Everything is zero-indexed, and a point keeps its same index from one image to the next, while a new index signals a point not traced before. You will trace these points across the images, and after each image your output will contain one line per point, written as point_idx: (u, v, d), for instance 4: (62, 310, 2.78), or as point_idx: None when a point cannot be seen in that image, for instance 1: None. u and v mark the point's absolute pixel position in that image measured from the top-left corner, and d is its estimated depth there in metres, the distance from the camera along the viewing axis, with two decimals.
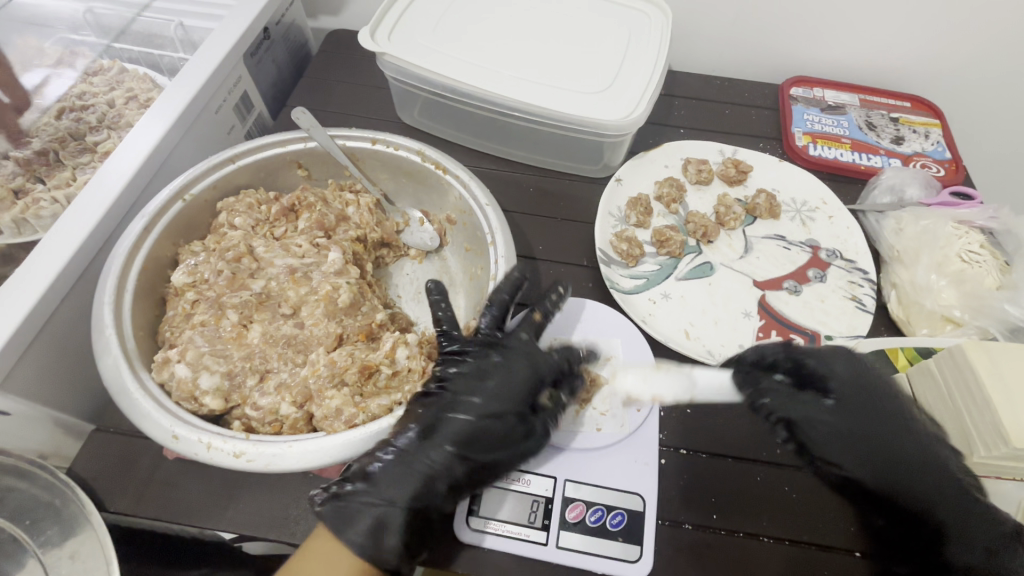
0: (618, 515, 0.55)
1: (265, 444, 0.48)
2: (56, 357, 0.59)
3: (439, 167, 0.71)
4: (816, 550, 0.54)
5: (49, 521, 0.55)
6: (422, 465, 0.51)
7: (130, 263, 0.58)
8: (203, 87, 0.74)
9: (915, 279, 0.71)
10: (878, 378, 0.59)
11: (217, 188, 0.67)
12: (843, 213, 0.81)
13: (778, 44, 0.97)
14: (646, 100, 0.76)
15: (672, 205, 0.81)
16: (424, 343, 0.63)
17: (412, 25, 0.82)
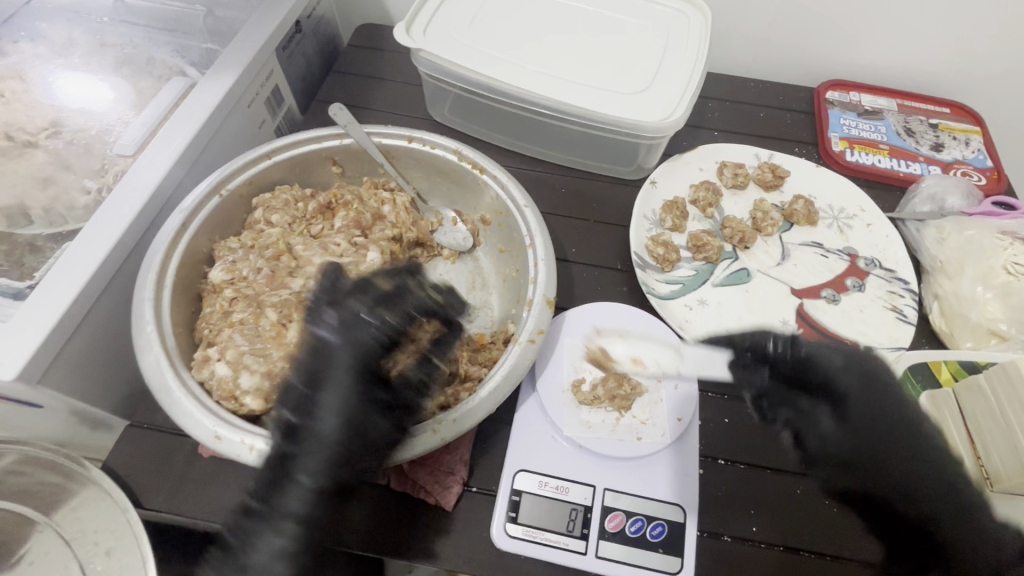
0: (658, 526, 0.54)
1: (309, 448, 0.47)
2: (91, 352, 0.58)
3: (475, 167, 0.69)
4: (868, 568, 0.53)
5: (86, 518, 0.55)
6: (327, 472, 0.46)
7: (168, 258, 0.57)
8: (237, 81, 0.73)
9: (959, 291, 0.70)
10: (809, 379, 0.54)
11: (252, 183, 0.67)
12: (882, 221, 0.80)
13: (816, 46, 0.95)
14: (686, 102, 0.75)
15: (708, 209, 0.80)
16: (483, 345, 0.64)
17: (447, 21, 0.81)
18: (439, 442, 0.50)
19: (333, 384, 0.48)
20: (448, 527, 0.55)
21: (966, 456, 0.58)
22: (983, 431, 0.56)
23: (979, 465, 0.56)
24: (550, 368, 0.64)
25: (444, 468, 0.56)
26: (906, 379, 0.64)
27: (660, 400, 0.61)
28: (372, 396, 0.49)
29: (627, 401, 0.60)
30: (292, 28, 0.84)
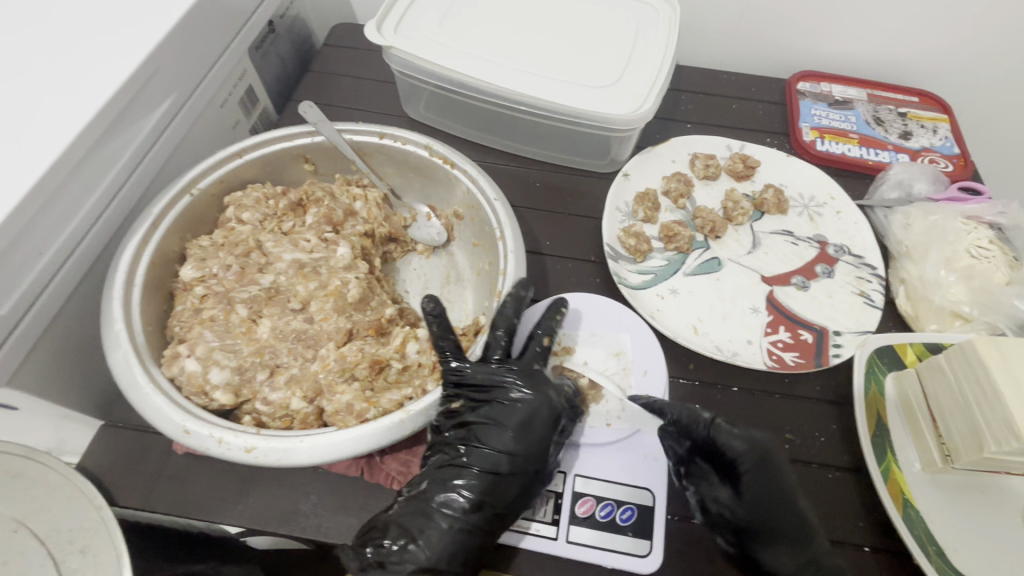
0: (628, 510, 0.55)
1: (276, 440, 0.48)
2: (62, 351, 0.58)
3: (446, 162, 0.70)
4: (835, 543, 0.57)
5: (59, 516, 0.55)
6: (465, 485, 0.52)
7: (138, 257, 0.58)
8: (209, 81, 0.73)
9: (924, 275, 0.71)
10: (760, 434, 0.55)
11: (223, 182, 0.67)
12: (851, 209, 0.81)
13: (786, 38, 0.96)
14: (654, 95, 0.76)
15: (679, 200, 0.81)
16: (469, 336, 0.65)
17: (418, 19, 0.81)
18: (406, 431, 0.50)
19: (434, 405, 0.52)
20: None
21: (929, 434, 0.59)
22: (944, 411, 0.57)
23: (940, 443, 0.57)
24: None
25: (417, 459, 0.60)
26: (872, 362, 0.65)
27: (629, 387, 0.63)
28: (482, 419, 0.54)
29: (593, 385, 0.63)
30: (265, 27, 0.85)
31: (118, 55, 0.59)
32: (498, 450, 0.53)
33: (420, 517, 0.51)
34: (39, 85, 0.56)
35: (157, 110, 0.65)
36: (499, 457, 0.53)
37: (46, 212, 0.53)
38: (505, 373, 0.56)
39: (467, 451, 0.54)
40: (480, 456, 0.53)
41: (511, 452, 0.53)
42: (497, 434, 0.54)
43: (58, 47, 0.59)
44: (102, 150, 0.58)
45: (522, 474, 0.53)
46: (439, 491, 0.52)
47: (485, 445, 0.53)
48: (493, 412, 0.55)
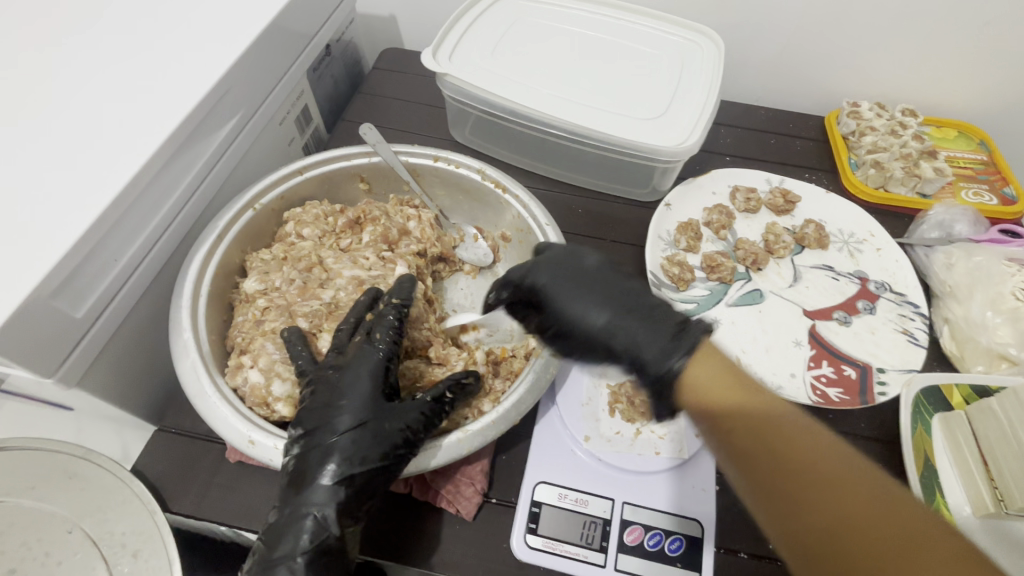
0: (676, 541, 0.55)
1: None
2: (128, 355, 0.60)
3: (499, 186, 0.72)
4: None
5: (115, 520, 0.56)
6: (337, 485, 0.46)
7: (205, 269, 0.60)
8: (271, 101, 0.77)
9: (969, 315, 0.72)
10: (591, 268, 0.57)
11: (284, 198, 0.70)
12: (892, 245, 0.82)
13: (822, 77, 0.99)
14: (701, 128, 0.78)
15: (721, 231, 0.83)
16: (496, 359, 0.65)
17: (471, 47, 0.85)
18: (464, 450, 0.51)
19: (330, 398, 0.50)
20: (469, 537, 0.56)
21: (980, 478, 0.58)
22: (997, 454, 0.57)
23: (993, 487, 0.56)
24: (571, 381, 0.65)
25: (465, 478, 0.57)
26: (918, 403, 0.65)
27: (677, 416, 0.63)
28: (339, 405, 0.49)
29: (643, 412, 0.62)
30: (323, 50, 0.89)
31: (194, 77, 0.63)
32: (586, 316, 0.54)
33: (289, 517, 0.46)
34: (124, 103, 0.59)
35: (224, 128, 0.68)
36: (588, 322, 0.53)
37: (123, 221, 0.56)
38: (365, 353, 0.52)
39: (329, 444, 0.47)
40: (563, 300, 0.55)
41: (599, 317, 0.53)
42: (384, 417, 0.49)
43: (141, 68, 0.63)
44: (175, 164, 0.61)
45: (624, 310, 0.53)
46: (308, 498, 0.46)
47: (558, 300, 0.55)
48: (357, 396, 0.50)
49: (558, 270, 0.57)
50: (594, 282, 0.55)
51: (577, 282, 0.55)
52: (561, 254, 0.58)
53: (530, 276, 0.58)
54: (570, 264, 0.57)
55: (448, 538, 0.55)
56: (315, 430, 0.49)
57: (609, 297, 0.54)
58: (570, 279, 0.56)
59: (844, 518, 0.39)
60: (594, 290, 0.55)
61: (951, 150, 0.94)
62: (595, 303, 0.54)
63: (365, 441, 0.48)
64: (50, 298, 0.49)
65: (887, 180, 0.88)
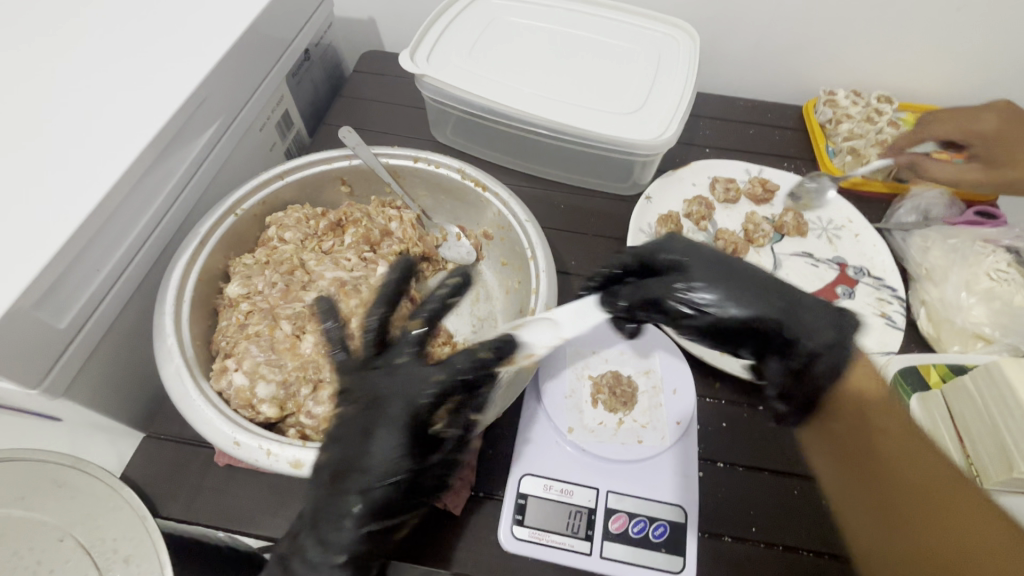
0: (660, 526, 0.56)
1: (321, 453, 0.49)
2: (114, 363, 0.61)
3: (479, 184, 0.73)
4: None
5: (105, 528, 0.56)
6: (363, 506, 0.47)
7: (187, 275, 0.61)
8: (250, 107, 0.77)
9: (945, 297, 0.73)
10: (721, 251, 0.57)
11: (265, 203, 0.70)
12: (869, 231, 0.83)
13: (798, 66, 1.01)
14: (678, 120, 0.79)
15: (701, 222, 0.84)
16: None
17: (449, 47, 0.85)
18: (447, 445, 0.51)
19: (360, 406, 0.50)
20: (457, 531, 0.56)
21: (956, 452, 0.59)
22: (972, 430, 0.58)
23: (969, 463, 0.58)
24: (553, 374, 0.66)
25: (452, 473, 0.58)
26: (897, 383, 0.66)
27: (659, 405, 0.64)
28: (366, 410, 0.49)
29: (625, 401, 0.63)
30: (302, 55, 0.89)
31: (171, 85, 0.63)
32: (732, 292, 0.52)
33: (316, 536, 0.47)
34: (99, 113, 0.60)
35: (203, 135, 0.69)
36: (775, 308, 0.52)
37: (104, 230, 0.56)
38: (401, 345, 0.53)
39: (354, 458, 0.48)
40: (706, 275, 0.53)
41: (754, 291, 0.53)
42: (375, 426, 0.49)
43: (115, 78, 0.63)
44: (155, 173, 0.62)
45: (761, 289, 0.53)
46: (335, 518, 0.47)
47: (700, 273, 0.54)
48: (395, 405, 0.49)
49: (702, 253, 0.56)
50: (731, 260, 0.55)
51: (713, 261, 0.55)
52: (694, 245, 0.57)
53: (664, 252, 0.57)
54: (715, 254, 0.56)
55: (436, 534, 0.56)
56: (341, 442, 0.49)
57: (764, 287, 0.53)
58: (730, 260, 0.55)
59: (917, 498, 0.50)
60: (726, 270, 0.54)
61: None
62: (744, 285, 0.53)
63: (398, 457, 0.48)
64: (32, 308, 0.49)
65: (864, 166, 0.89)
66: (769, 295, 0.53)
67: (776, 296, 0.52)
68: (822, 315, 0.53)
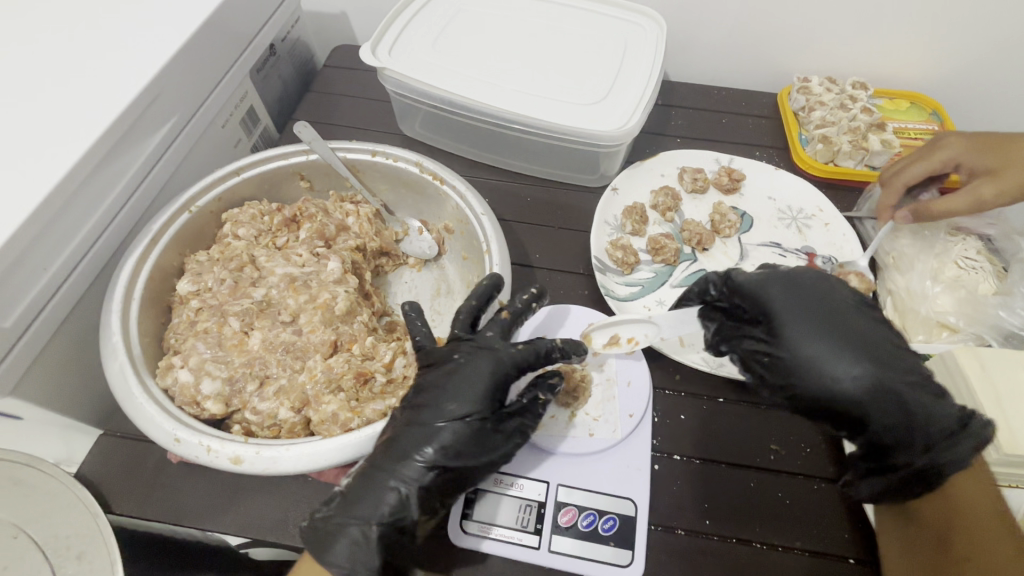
0: (610, 520, 0.56)
1: (266, 448, 0.50)
2: (65, 362, 0.61)
3: (436, 178, 0.72)
4: (808, 556, 0.55)
5: (58, 524, 0.57)
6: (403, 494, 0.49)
7: (137, 273, 0.60)
8: (210, 103, 0.76)
9: (910, 286, 0.72)
10: (837, 296, 0.56)
11: (222, 200, 0.70)
12: (840, 220, 0.82)
13: (772, 53, 0.99)
14: (641, 111, 0.77)
15: (667, 213, 0.82)
16: None
17: (412, 40, 0.84)
18: (387, 441, 0.51)
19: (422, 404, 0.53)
20: None
21: None
22: None
23: None
24: None
25: None
26: None
27: (612, 398, 0.63)
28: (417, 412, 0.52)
29: (577, 396, 0.62)
30: (266, 50, 0.89)
31: (120, 82, 0.63)
32: (824, 363, 0.52)
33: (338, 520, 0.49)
34: (46, 111, 0.59)
35: (158, 132, 0.68)
36: (818, 363, 0.52)
37: (51, 229, 0.56)
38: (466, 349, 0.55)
39: (406, 448, 0.50)
40: (795, 334, 0.54)
41: (868, 352, 0.52)
42: (438, 402, 0.52)
43: (63, 75, 0.62)
44: (105, 170, 0.61)
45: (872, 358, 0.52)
46: (369, 500, 0.49)
47: (792, 331, 0.54)
48: (454, 393, 0.52)
49: (806, 303, 0.55)
50: (833, 307, 0.55)
51: (819, 316, 0.54)
52: (817, 287, 0.56)
53: (763, 293, 0.57)
54: (840, 304, 0.55)
55: None
56: (397, 437, 0.51)
57: (869, 344, 0.52)
58: (830, 305, 0.55)
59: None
60: (840, 331, 0.53)
61: (903, 121, 0.93)
62: (848, 345, 0.52)
63: (451, 450, 0.51)
64: None
65: (836, 154, 0.87)
66: (843, 360, 0.52)
67: (831, 370, 0.51)
68: (913, 406, 0.50)
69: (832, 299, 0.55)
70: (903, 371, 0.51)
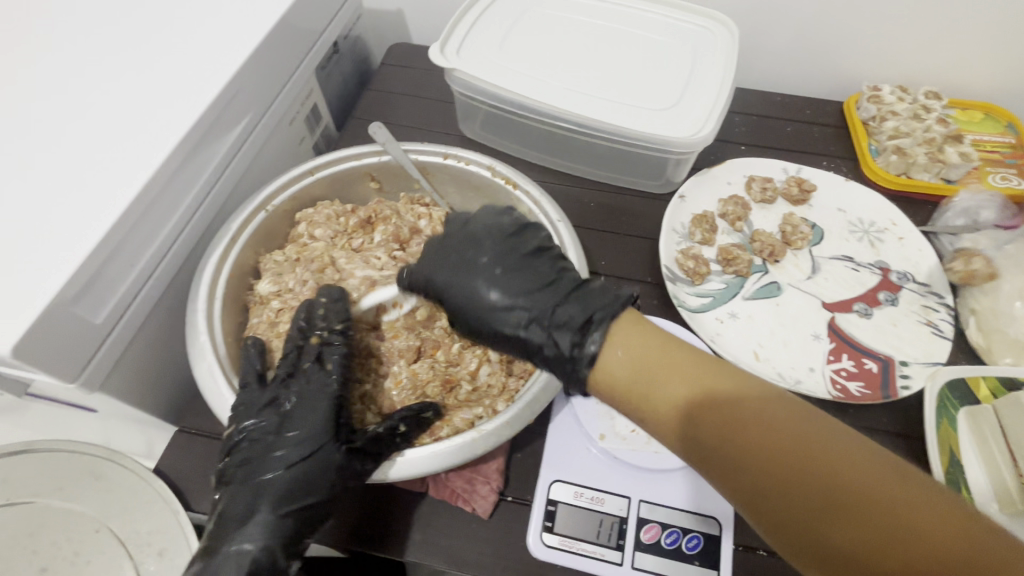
0: (694, 538, 0.55)
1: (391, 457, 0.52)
2: (147, 358, 0.61)
3: (509, 182, 0.71)
4: None
5: (141, 519, 0.57)
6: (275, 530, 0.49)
7: (219, 272, 0.60)
8: (280, 100, 0.76)
9: (996, 306, 0.69)
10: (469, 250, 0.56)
11: (296, 199, 0.70)
12: (915, 235, 0.79)
13: (842, 60, 0.96)
14: (715, 118, 0.76)
15: (737, 223, 0.81)
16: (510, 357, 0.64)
17: (479, 41, 0.83)
18: (478, 451, 0.51)
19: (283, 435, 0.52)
20: (486, 536, 0.56)
21: (1007, 470, 0.56)
22: None
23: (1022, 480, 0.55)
24: None
25: (481, 477, 0.58)
26: (943, 396, 0.63)
27: None
28: (276, 441, 0.52)
29: None
30: (330, 48, 0.88)
31: (202, 78, 0.63)
32: (489, 311, 0.53)
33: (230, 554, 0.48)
34: (132, 107, 0.60)
35: (235, 129, 0.68)
36: (466, 302, 0.54)
37: (139, 226, 0.56)
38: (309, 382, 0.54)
39: (248, 482, 0.51)
40: (448, 287, 0.55)
41: (504, 288, 0.53)
42: (281, 430, 0.52)
43: (148, 71, 0.63)
44: (188, 167, 0.62)
45: (527, 291, 0.53)
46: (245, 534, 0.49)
47: (450, 292, 0.55)
48: (309, 424, 0.52)
49: (457, 270, 0.55)
50: (460, 256, 0.56)
51: (456, 270, 0.55)
52: (454, 245, 0.57)
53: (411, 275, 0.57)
54: (467, 260, 0.55)
55: (463, 537, 0.56)
56: (257, 469, 0.51)
57: (523, 280, 0.54)
58: (527, 268, 0.54)
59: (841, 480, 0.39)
60: (513, 280, 0.54)
61: (978, 133, 0.90)
62: (479, 282, 0.54)
63: (290, 477, 0.50)
64: (71, 304, 0.50)
65: (910, 166, 0.85)
66: (553, 306, 0.51)
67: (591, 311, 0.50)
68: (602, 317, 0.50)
69: (527, 257, 0.55)
70: (559, 312, 0.51)
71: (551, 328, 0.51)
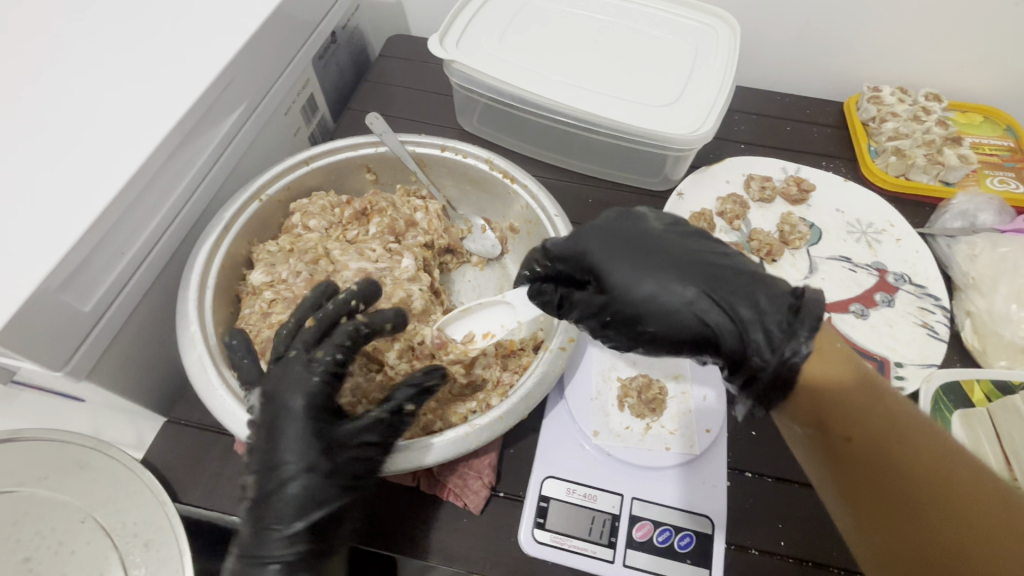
0: (686, 537, 0.54)
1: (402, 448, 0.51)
2: (136, 347, 0.60)
3: (507, 176, 0.71)
4: None
5: (127, 511, 0.56)
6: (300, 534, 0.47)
7: (211, 261, 0.60)
8: (276, 89, 0.75)
9: (993, 308, 0.69)
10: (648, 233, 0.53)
11: (290, 189, 0.69)
12: (912, 236, 0.79)
13: (842, 60, 0.96)
14: (714, 115, 0.75)
15: (735, 221, 0.81)
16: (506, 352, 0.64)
17: (479, 33, 0.83)
18: (470, 446, 0.51)
19: (283, 438, 0.48)
20: (477, 532, 0.55)
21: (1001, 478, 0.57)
22: None
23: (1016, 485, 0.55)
24: (579, 376, 0.65)
25: (473, 472, 0.57)
26: (938, 400, 0.63)
27: (687, 411, 0.62)
28: (279, 445, 0.48)
29: (653, 408, 0.61)
30: (328, 37, 0.87)
31: (197, 64, 0.62)
32: (666, 288, 0.48)
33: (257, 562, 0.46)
34: (124, 93, 0.59)
35: (230, 118, 0.67)
36: (648, 292, 0.49)
37: (129, 213, 0.56)
38: (305, 382, 0.49)
39: (262, 490, 0.48)
40: (615, 267, 0.51)
41: (701, 278, 0.48)
42: (278, 431, 0.48)
43: (141, 55, 0.62)
44: (181, 154, 0.61)
45: (699, 274, 0.48)
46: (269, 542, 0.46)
47: (613, 271, 0.51)
48: (305, 427, 0.48)
49: (640, 239, 0.52)
50: (647, 236, 0.52)
51: (637, 255, 0.51)
52: (622, 222, 0.54)
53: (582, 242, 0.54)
54: (649, 234, 0.52)
55: (454, 532, 0.55)
56: (268, 476, 0.48)
57: (690, 264, 0.49)
58: (698, 255, 0.50)
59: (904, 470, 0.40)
60: (668, 256, 0.50)
61: (977, 136, 0.90)
62: (676, 269, 0.49)
63: (297, 484, 0.47)
64: (59, 291, 0.49)
65: (909, 168, 0.85)
66: (725, 288, 0.47)
67: (677, 301, 0.48)
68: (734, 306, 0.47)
69: (694, 235, 0.53)
70: (721, 294, 0.47)
71: (735, 308, 0.46)
